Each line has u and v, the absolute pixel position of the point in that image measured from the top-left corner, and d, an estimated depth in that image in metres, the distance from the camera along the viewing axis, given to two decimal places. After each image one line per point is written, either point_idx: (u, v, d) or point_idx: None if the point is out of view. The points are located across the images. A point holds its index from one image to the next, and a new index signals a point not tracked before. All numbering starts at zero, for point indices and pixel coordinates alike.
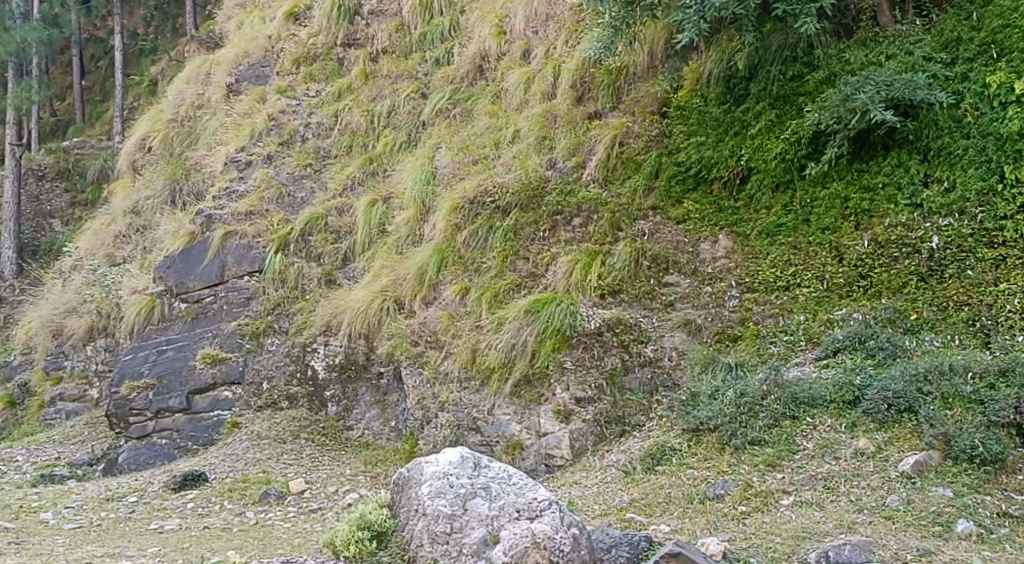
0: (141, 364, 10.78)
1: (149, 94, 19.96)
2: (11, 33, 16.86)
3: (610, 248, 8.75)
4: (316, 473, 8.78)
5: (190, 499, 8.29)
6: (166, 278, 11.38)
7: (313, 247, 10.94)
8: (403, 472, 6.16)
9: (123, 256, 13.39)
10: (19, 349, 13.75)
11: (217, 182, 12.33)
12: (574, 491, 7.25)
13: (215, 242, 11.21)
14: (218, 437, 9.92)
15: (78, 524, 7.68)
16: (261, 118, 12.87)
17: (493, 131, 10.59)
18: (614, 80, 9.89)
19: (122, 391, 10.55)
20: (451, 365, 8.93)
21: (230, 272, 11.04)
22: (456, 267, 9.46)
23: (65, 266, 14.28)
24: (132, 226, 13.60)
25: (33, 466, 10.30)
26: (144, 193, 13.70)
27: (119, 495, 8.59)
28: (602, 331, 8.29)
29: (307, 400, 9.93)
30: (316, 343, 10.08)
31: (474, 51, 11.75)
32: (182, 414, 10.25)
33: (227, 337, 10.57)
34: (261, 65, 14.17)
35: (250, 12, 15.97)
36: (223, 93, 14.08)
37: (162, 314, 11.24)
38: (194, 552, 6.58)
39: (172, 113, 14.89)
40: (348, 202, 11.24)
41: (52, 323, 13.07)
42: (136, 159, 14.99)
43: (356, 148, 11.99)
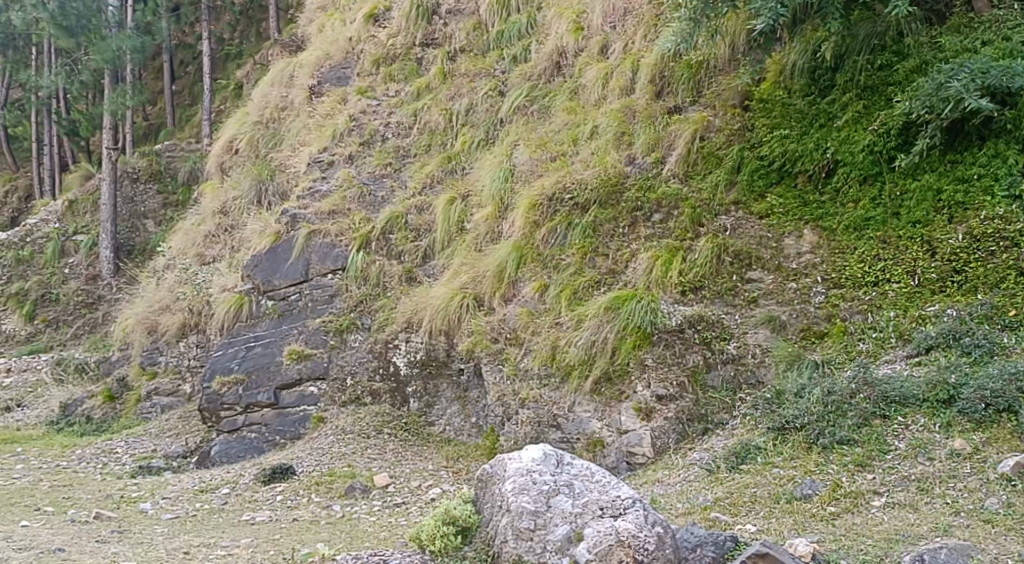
0: (231, 360, 11.10)
1: (235, 97, 20.51)
2: (107, 42, 17.52)
3: (691, 244, 8.69)
4: (399, 468, 8.91)
5: (279, 492, 8.52)
6: (254, 276, 11.69)
7: (394, 245, 11.10)
8: (486, 468, 6.19)
9: (213, 255, 13.79)
10: (117, 345, 14.29)
11: (301, 182, 12.59)
12: (657, 489, 7.20)
13: (301, 241, 11.48)
14: (304, 432, 10.13)
15: (175, 515, 7.96)
16: (342, 119, 13.10)
17: (571, 128, 10.55)
18: (694, 74, 9.81)
19: (213, 386, 10.88)
20: (531, 362, 8.95)
21: (315, 270, 11.28)
22: (535, 264, 9.48)
23: (159, 265, 14.79)
24: (221, 226, 14.00)
25: (132, 457, 10.72)
26: (232, 193, 14.10)
27: (211, 487, 8.86)
28: (684, 328, 8.23)
29: (389, 395, 10.08)
30: (398, 340, 10.22)
31: (551, 48, 11.74)
32: (270, 409, 10.50)
33: (312, 333, 10.78)
34: (343, 67, 14.41)
35: (331, 15, 16.25)
36: (306, 95, 14.38)
37: (250, 312, 11.54)
38: (285, 544, 6.76)
39: (258, 115, 15.27)
40: (427, 200, 11.35)
41: (149, 320, 13.58)
42: (224, 161, 15.43)
43: (435, 147, 12.10)
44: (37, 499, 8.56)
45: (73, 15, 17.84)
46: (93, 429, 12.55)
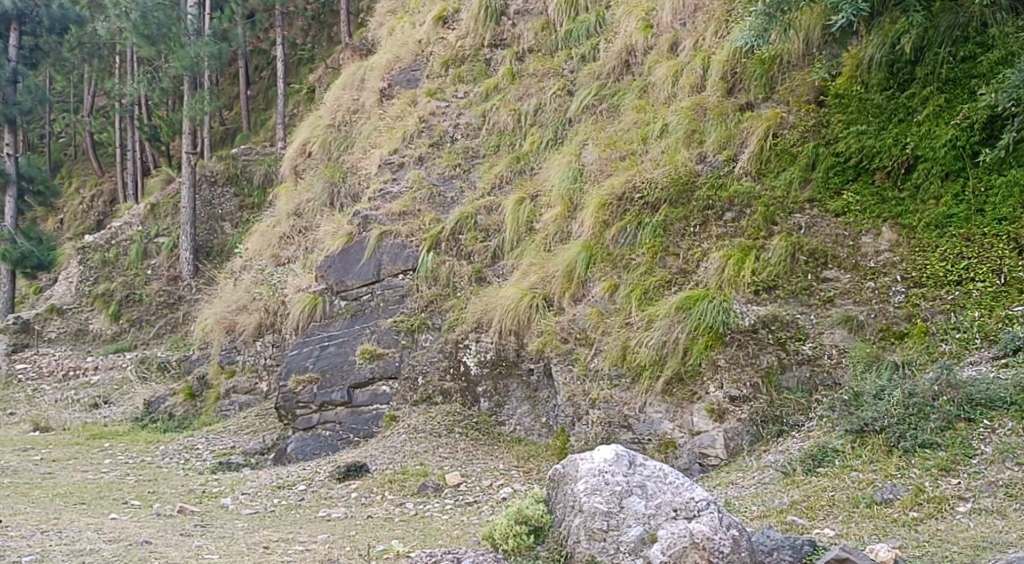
0: (306, 359, 11.30)
1: (307, 100, 20.92)
2: (187, 49, 18.04)
3: (764, 243, 8.56)
4: (471, 467, 8.98)
5: (354, 489, 8.65)
6: (327, 277, 11.89)
7: (463, 245, 11.18)
8: (558, 468, 6.19)
9: (287, 256, 14.08)
10: (197, 344, 14.70)
11: (373, 184, 12.77)
12: (731, 491, 7.12)
13: (373, 242, 11.64)
14: (377, 430, 10.26)
15: (254, 510, 8.15)
16: (412, 120, 13.22)
17: (640, 126, 10.47)
18: (767, 70, 9.65)
19: (289, 385, 11.09)
20: (601, 362, 8.92)
21: (386, 271, 11.41)
22: (605, 263, 9.44)
23: (237, 266, 15.17)
24: (295, 228, 14.28)
25: (213, 453, 11.01)
26: (306, 195, 14.38)
27: (288, 483, 9.05)
28: (757, 328, 8.10)
29: (460, 394, 10.16)
30: (468, 340, 10.30)
31: (620, 46, 11.67)
32: (343, 407, 10.66)
33: (384, 333, 10.90)
34: (412, 69, 14.55)
35: (400, 17, 16.44)
36: (377, 97, 14.56)
37: (324, 311, 11.74)
38: (361, 540, 6.87)
39: (330, 118, 15.54)
40: (497, 200, 11.41)
41: (227, 320, 13.95)
42: (298, 164, 15.76)
43: (504, 147, 12.15)
44: (124, 493, 8.85)
45: (154, 24, 18.10)
46: (175, 426, 12.91)
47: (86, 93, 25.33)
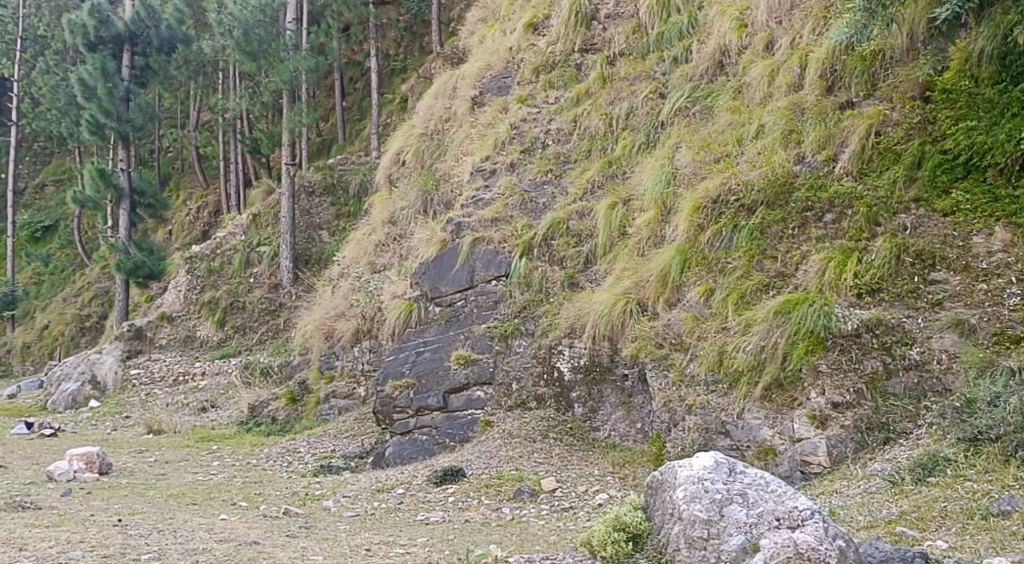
0: (402, 365, 11.46)
1: (400, 110, 21.32)
2: (286, 64, 18.60)
3: (867, 244, 8.33)
4: (566, 473, 8.97)
5: (451, 493, 8.75)
6: (422, 283, 12.04)
7: (556, 251, 11.20)
8: (657, 475, 6.10)
9: (383, 263, 14.35)
10: (297, 350, 15.11)
11: (465, 192, 12.90)
12: (835, 500, 6.94)
13: (465, 248, 11.74)
14: (472, 435, 10.33)
15: (356, 512, 8.32)
16: (504, 128, 13.29)
17: (735, 128, 10.29)
18: (868, 67, 9.37)
19: (386, 390, 11.27)
20: (697, 367, 8.80)
21: (479, 277, 11.50)
22: (699, 268, 9.31)
23: (335, 274, 15.53)
24: (390, 235, 14.56)
25: (314, 456, 11.29)
26: (400, 203, 14.63)
27: (387, 486, 9.20)
28: (861, 333, 7.87)
29: (554, 400, 10.14)
30: (561, 345, 10.29)
31: (713, 47, 11.53)
32: (439, 412, 10.76)
33: (478, 338, 10.97)
34: (504, 76, 14.64)
35: (491, 25, 16.57)
36: (468, 105, 14.72)
37: (419, 318, 11.89)
38: (460, 544, 6.94)
39: (423, 127, 15.78)
40: (589, 205, 11.39)
41: (325, 326, 14.30)
42: (392, 173, 16.07)
43: (596, 152, 12.11)
44: (232, 494, 9.14)
45: (255, 40, 18.72)
46: (278, 429, 13.30)
47: (192, 109, 26.36)
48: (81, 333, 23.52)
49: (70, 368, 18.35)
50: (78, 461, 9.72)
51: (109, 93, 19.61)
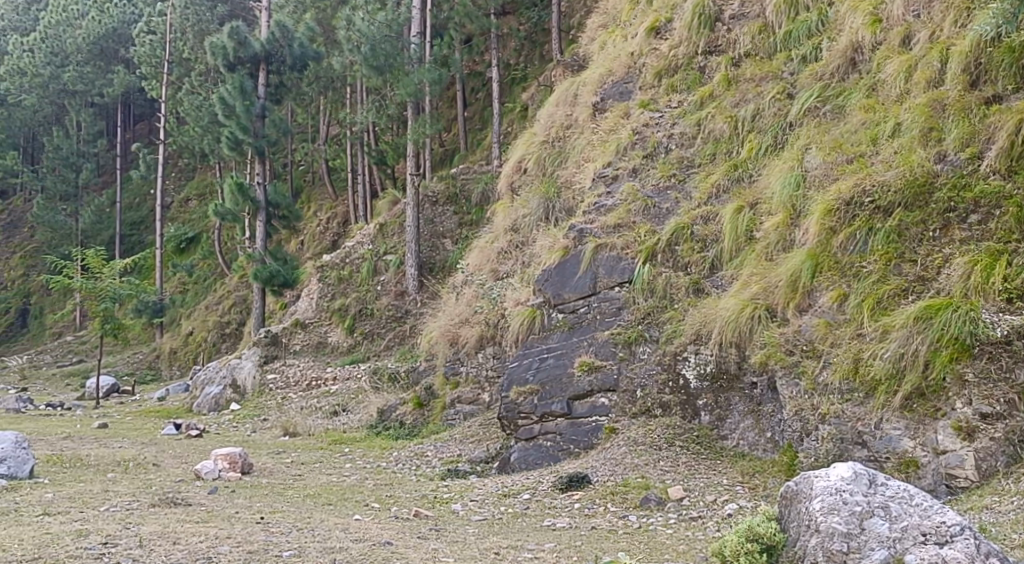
0: (527, 371, 11.53)
1: (521, 119, 21.54)
2: (411, 77, 19.05)
3: (1017, 246, 7.93)
4: (693, 481, 8.83)
5: (577, 500, 8.76)
6: (544, 290, 12.07)
7: (680, 257, 11.04)
8: (790, 485, 6.00)
9: (505, 270, 14.51)
10: (424, 356, 15.42)
11: (587, 198, 12.86)
12: (985, 516, 6.61)
13: (588, 255, 11.71)
14: (597, 442, 10.28)
15: (483, 516, 8.43)
16: (626, 133, 13.19)
17: (869, 127, 9.92)
18: (1017, 59, 8.88)
19: (510, 396, 11.36)
20: (830, 376, 8.51)
21: (602, 283, 11.44)
22: (832, 272, 9.01)
23: (459, 281, 15.79)
24: (512, 243, 14.73)
25: (441, 461, 11.50)
26: (522, 211, 14.77)
27: (513, 492, 9.28)
28: (1011, 340, 7.48)
29: (680, 408, 10.00)
30: (687, 352, 10.13)
31: (845, 44, 11.16)
32: (563, 418, 10.76)
33: (601, 345, 10.91)
34: (625, 81, 14.57)
35: (612, 31, 16.51)
36: (590, 112, 14.73)
37: (542, 324, 11.90)
38: (588, 551, 6.97)
39: (544, 135, 15.88)
40: (714, 209, 11.19)
41: (450, 332, 14.54)
42: (514, 181, 16.26)
43: (721, 156, 11.89)
44: (364, 495, 9.40)
45: (382, 55, 19.20)
46: (406, 433, 13.60)
47: (322, 123, 27.35)
48: (221, 339, 24.71)
49: (212, 373, 19.27)
50: (222, 460, 10.20)
51: (247, 110, 20.63)
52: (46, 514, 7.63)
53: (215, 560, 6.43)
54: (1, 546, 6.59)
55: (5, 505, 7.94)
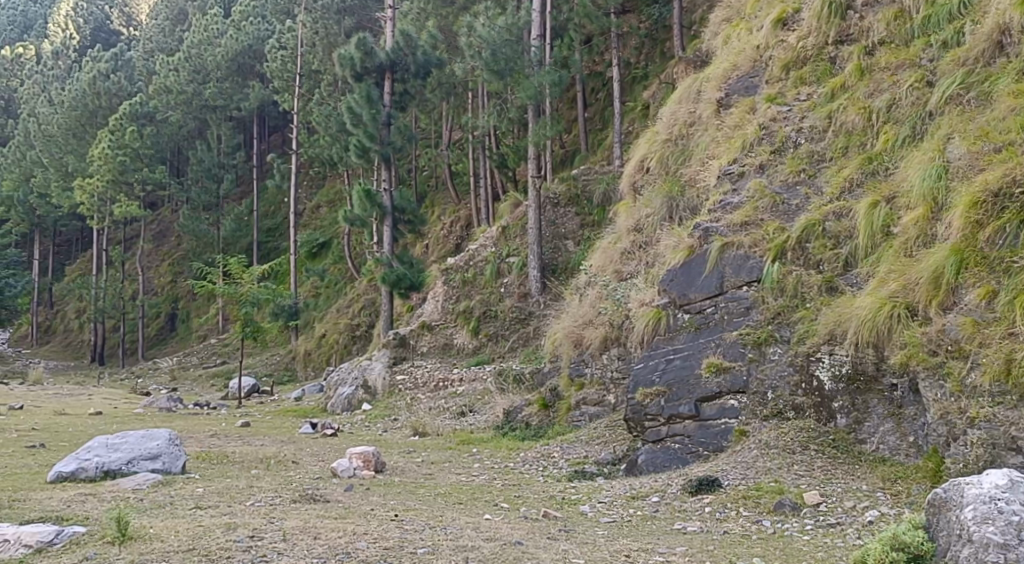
0: (653, 372, 11.35)
1: (643, 117, 21.40)
2: (531, 80, 19.12)
3: None
4: (830, 487, 8.53)
5: (708, 503, 8.59)
6: (670, 291, 11.86)
7: (811, 254, 10.69)
8: (937, 493, 5.95)
9: (629, 271, 14.43)
10: (548, 357, 15.45)
11: (713, 196, 12.58)
12: None
13: (714, 254, 11.45)
14: (727, 445, 10.05)
15: (613, 518, 8.36)
16: (753, 128, 12.86)
17: (1019, 113, 9.36)
18: None
19: (636, 397, 11.19)
20: (979, 378, 8.09)
21: (730, 283, 11.17)
22: (978, 267, 8.56)
23: (582, 282, 15.75)
24: (636, 243, 14.62)
25: (568, 462, 11.51)
26: (645, 211, 14.67)
27: (642, 494, 9.19)
28: None
29: (814, 410, 9.64)
30: (821, 353, 9.80)
31: (991, 26, 10.52)
32: (691, 420, 10.56)
33: (730, 346, 10.63)
34: (751, 76, 14.24)
35: (737, 25, 16.15)
36: (714, 108, 14.43)
37: (668, 325, 11.72)
38: (722, 557, 6.86)
39: (667, 133, 15.66)
40: (848, 205, 10.79)
41: (574, 334, 14.51)
42: (636, 181, 16.12)
43: (854, 149, 11.44)
44: (494, 495, 9.51)
45: (501, 59, 19.38)
46: (532, 434, 13.62)
47: (445, 129, 27.85)
48: (352, 341, 25.47)
49: (344, 374, 19.85)
50: (357, 459, 10.51)
51: (373, 118, 21.19)
52: (198, 508, 8.04)
53: (354, 555, 6.65)
54: (161, 537, 6.99)
55: (161, 498, 8.41)
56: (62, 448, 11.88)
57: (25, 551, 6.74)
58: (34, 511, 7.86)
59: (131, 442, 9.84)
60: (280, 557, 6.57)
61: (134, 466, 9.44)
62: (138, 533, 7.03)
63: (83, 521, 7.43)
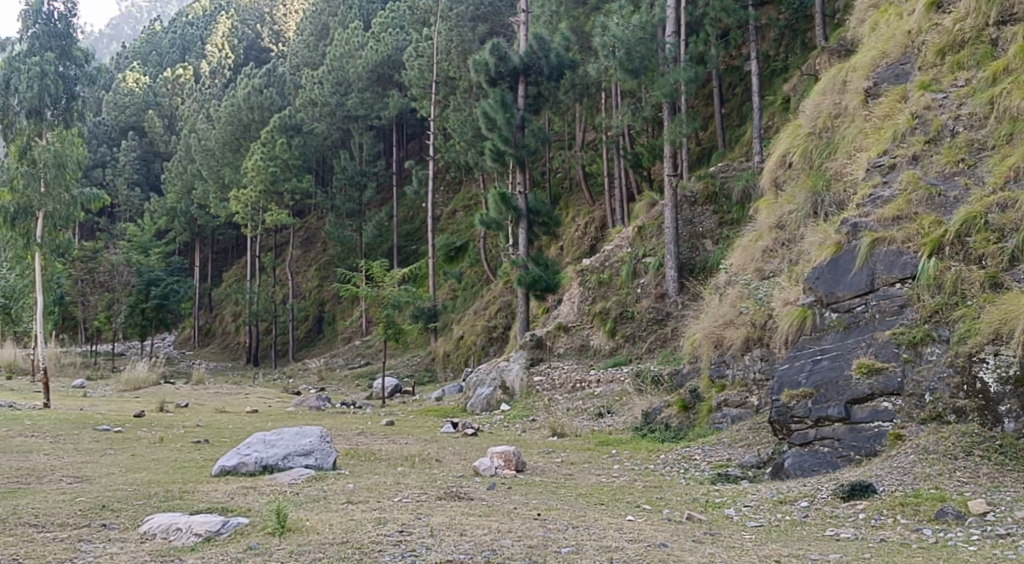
0: (798, 373, 10.95)
1: (783, 111, 20.84)
2: (667, 77, 18.87)
3: None
4: (998, 495, 8.03)
5: (862, 510, 8.22)
6: (816, 289, 11.42)
7: (972, 249, 10.10)
8: None
9: (771, 269, 14.05)
10: (687, 358, 15.16)
11: (861, 189, 12.05)
12: None
13: (863, 250, 10.97)
14: (881, 450, 9.61)
15: (760, 523, 8.12)
16: (904, 118, 12.28)
17: None
18: None
19: (782, 399, 10.83)
20: None
21: (880, 280, 10.69)
22: None
23: (721, 282, 15.41)
24: (778, 241, 14.25)
25: (710, 465, 11.26)
26: (788, 207, 14.24)
27: (791, 499, 8.89)
28: None
29: (978, 414, 9.11)
30: (984, 353, 9.25)
31: None
32: (842, 423, 10.14)
33: (882, 346, 10.18)
34: (901, 63, 13.64)
35: (885, 10, 15.48)
36: (861, 98, 13.88)
37: (814, 324, 11.29)
38: None
39: (810, 126, 15.15)
40: (1013, 195, 10.14)
41: (714, 334, 14.20)
42: (778, 176, 15.68)
43: (1018, 136, 10.72)
44: (635, 496, 9.42)
45: (636, 58, 19.23)
46: (672, 437, 13.39)
47: (579, 130, 27.88)
48: (489, 343, 25.79)
49: (483, 374, 20.11)
50: (498, 458, 10.63)
51: (508, 121, 21.41)
52: (350, 502, 8.32)
53: (499, 553, 6.72)
54: (316, 529, 7.26)
55: (316, 492, 8.74)
56: (224, 443, 12.53)
57: (195, 540, 7.11)
58: (202, 502, 8.32)
59: (286, 438, 10.29)
60: (429, 551, 6.71)
61: (290, 462, 9.86)
62: (295, 526, 7.33)
63: (246, 513, 7.80)
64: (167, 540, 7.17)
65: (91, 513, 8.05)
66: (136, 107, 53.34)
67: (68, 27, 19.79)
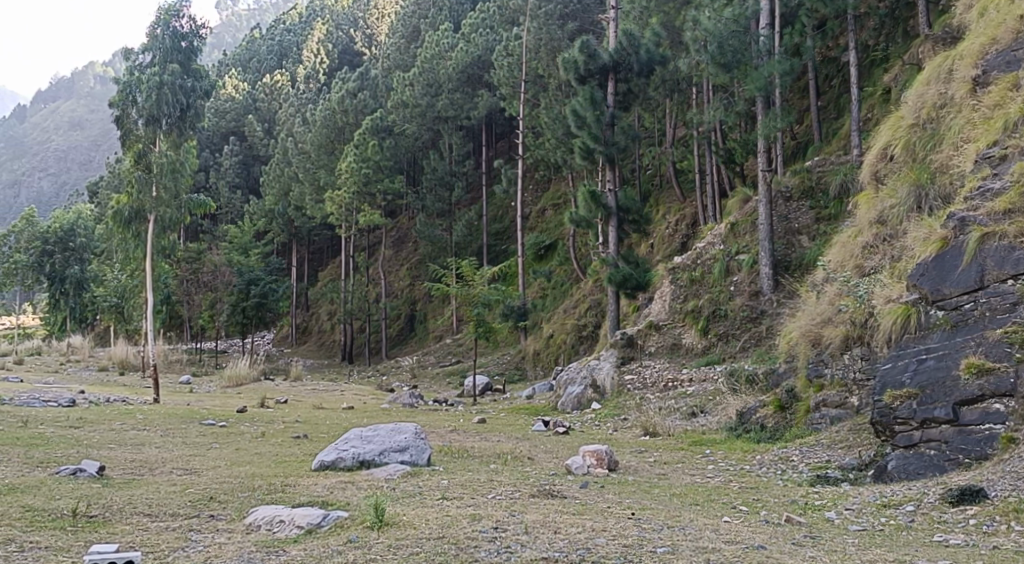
0: (902, 373, 10.56)
1: (883, 103, 20.21)
2: (761, 70, 18.41)
3: None
4: None
5: (973, 515, 7.90)
6: (921, 286, 11.00)
7: None
8: None
9: (872, 266, 13.65)
10: (783, 357, 14.80)
11: (970, 182, 11.59)
12: None
13: (972, 245, 10.50)
14: (992, 453, 9.23)
15: (862, 527, 7.89)
16: (1016, 106, 11.66)
17: None
18: None
19: (884, 400, 10.47)
20: None
21: (991, 277, 10.23)
22: None
23: (819, 279, 15.00)
24: (880, 237, 13.80)
25: (809, 466, 10.97)
26: (889, 202, 13.74)
27: (896, 502, 8.60)
28: None
29: None
30: None
31: None
32: (950, 425, 9.76)
33: (993, 346, 9.75)
34: (1013, 49, 12.93)
35: None
36: (969, 88, 13.36)
37: (919, 323, 10.86)
38: None
39: (914, 118, 14.62)
40: None
41: (812, 333, 13.86)
42: (878, 170, 15.20)
43: None
44: (731, 498, 9.24)
45: (728, 51, 19.01)
46: (767, 437, 13.09)
47: (670, 126, 27.56)
48: (579, 342, 25.73)
49: (573, 372, 20.07)
50: (590, 457, 10.58)
51: (597, 119, 21.33)
52: (445, 498, 8.40)
53: (594, 552, 6.68)
54: (412, 524, 7.35)
55: (411, 488, 8.86)
56: (322, 439, 12.81)
57: (297, 532, 7.30)
58: (302, 495, 8.52)
59: (382, 434, 10.45)
60: (523, 548, 6.73)
61: (386, 458, 10.02)
62: (393, 520, 7.43)
63: (345, 507, 7.97)
64: (271, 532, 7.38)
65: (200, 504, 8.34)
66: (237, 112, 55.17)
67: (191, 44, 20.42)
